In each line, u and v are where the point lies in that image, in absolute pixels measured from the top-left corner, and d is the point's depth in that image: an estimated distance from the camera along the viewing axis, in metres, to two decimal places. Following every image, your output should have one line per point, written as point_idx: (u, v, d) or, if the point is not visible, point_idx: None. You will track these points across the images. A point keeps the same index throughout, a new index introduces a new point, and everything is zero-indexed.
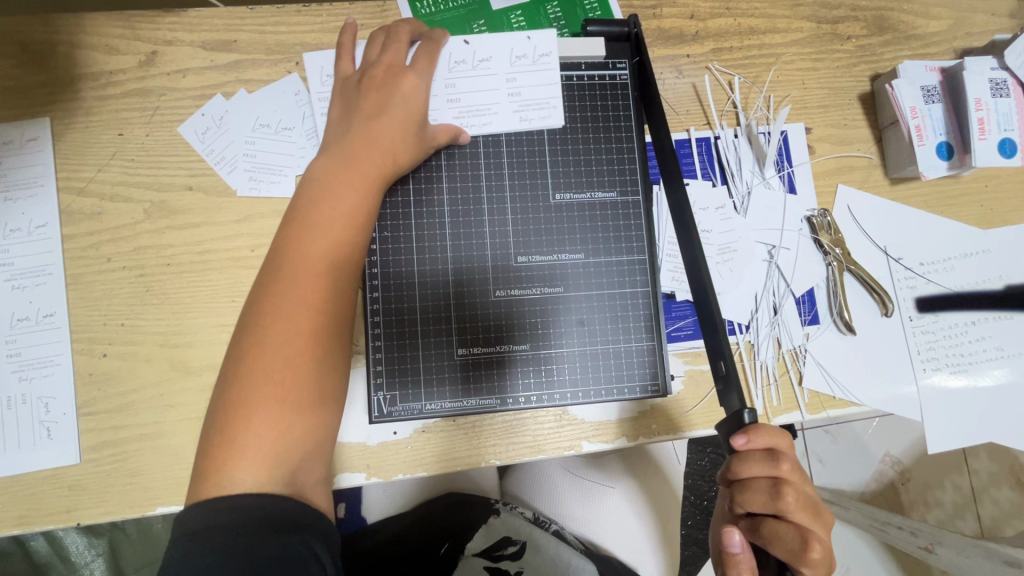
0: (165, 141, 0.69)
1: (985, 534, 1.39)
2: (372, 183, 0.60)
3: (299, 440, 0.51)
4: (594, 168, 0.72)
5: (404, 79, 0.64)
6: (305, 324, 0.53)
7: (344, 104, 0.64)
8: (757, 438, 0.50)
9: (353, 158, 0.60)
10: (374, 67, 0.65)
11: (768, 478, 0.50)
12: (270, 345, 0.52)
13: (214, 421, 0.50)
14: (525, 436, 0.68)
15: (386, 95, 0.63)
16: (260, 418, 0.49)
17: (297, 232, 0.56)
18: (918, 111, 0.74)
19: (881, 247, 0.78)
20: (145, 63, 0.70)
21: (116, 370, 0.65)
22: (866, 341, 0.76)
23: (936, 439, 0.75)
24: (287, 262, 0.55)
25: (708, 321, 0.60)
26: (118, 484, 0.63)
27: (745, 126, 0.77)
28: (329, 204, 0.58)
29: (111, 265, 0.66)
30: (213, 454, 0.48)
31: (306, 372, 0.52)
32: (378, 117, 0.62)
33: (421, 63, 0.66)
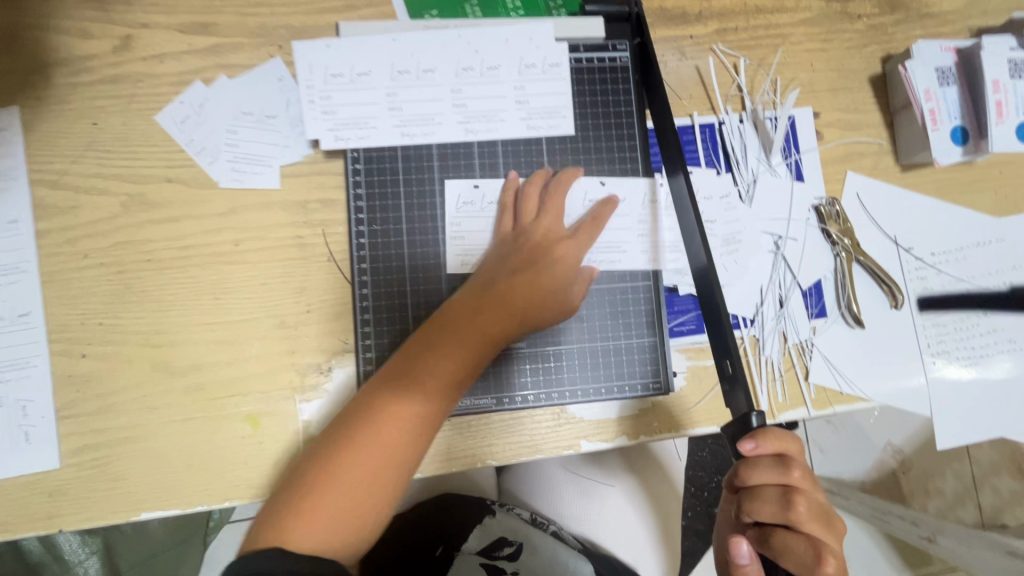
0: (142, 131, 0.66)
1: (985, 522, 1.36)
2: (490, 331, 0.59)
3: (371, 524, 0.53)
4: (592, 157, 0.69)
5: (557, 245, 0.64)
6: (398, 448, 0.54)
7: (496, 254, 0.64)
8: (766, 442, 0.48)
9: (490, 291, 0.60)
10: (532, 231, 0.64)
11: (778, 485, 0.48)
12: (375, 435, 0.54)
13: (315, 469, 0.54)
14: (522, 436, 0.65)
15: (533, 266, 0.62)
16: (350, 484, 0.53)
17: (441, 342, 0.58)
18: (932, 94, 0.70)
19: (891, 237, 0.75)
20: (119, 48, 0.66)
21: (97, 371, 0.62)
22: (875, 334, 0.73)
23: (943, 434, 0.73)
24: (415, 375, 0.56)
25: (714, 320, 0.58)
26: (101, 489, 0.61)
27: (751, 111, 0.74)
28: (417, 384, 0.56)
29: (89, 262, 0.64)
30: (305, 500, 0.52)
31: (394, 466, 0.54)
32: (528, 310, 0.61)
33: (584, 231, 0.65)
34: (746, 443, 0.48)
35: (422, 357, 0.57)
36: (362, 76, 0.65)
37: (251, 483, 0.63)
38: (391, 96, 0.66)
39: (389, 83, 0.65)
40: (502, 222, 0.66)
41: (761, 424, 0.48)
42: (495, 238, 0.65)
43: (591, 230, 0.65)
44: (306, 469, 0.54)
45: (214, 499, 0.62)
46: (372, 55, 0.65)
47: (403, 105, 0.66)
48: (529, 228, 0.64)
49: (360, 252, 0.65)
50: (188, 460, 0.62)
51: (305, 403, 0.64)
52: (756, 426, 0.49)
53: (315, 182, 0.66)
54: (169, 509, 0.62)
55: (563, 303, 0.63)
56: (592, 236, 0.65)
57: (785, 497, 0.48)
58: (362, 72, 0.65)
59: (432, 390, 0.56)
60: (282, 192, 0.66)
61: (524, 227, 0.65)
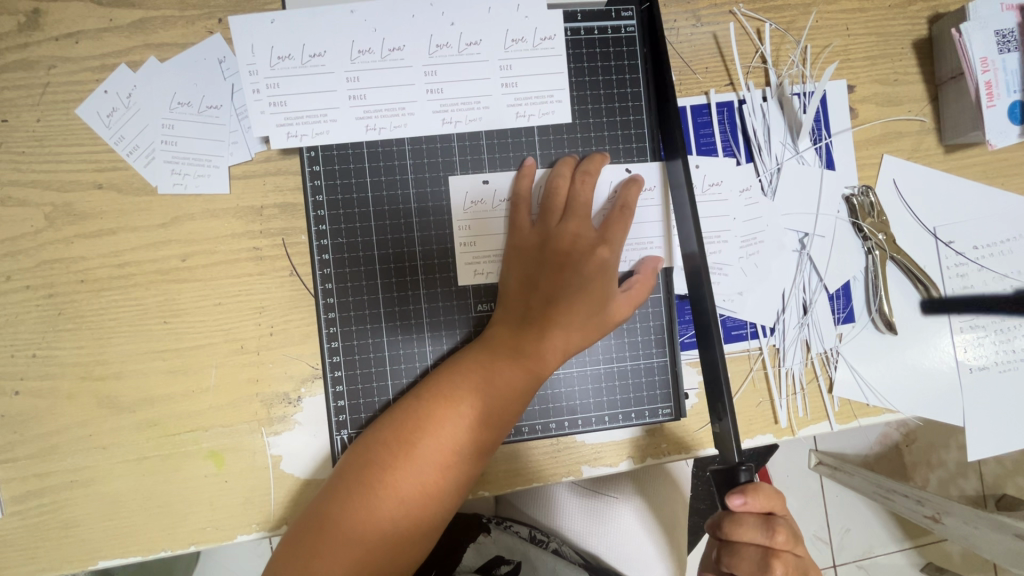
0: (62, 127, 0.56)
1: (988, 494, 1.19)
2: (525, 338, 0.53)
3: (399, 564, 0.48)
4: (592, 150, 0.59)
5: (601, 249, 0.54)
6: (433, 475, 0.49)
7: (525, 259, 0.55)
8: (756, 500, 0.47)
9: (533, 303, 0.54)
10: (563, 231, 0.55)
11: (759, 544, 0.48)
12: (418, 459, 0.49)
13: (331, 490, 0.49)
14: (516, 470, 0.58)
15: (577, 269, 0.54)
16: (380, 514, 0.47)
17: (489, 357, 0.52)
18: (989, 64, 0.60)
19: (930, 230, 0.66)
20: (26, 26, 0.55)
21: (33, 409, 0.55)
22: (908, 339, 0.66)
23: (978, 445, 0.66)
24: (455, 393, 0.51)
25: (712, 355, 0.52)
26: (51, 538, 0.55)
27: (776, 86, 0.64)
28: (460, 399, 0.51)
29: (14, 285, 0.55)
30: (319, 527, 0.47)
31: (439, 493, 0.49)
32: (574, 310, 0.53)
33: (616, 229, 0.55)
34: (736, 499, 0.47)
35: (464, 372, 0.52)
36: (316, 57, 0.55)
37: (216, 526, 0.56)
38: (352, 83, 0.56)
39: (348, 67, 0.55)
40: (519, 220, 0.56)
41: (751, 482, 0.48)
42: (518, 238, 0.56)
43: (623, 225, 0.56)
44: (334, 486, 0.49)
45: (176, 545, 0.56)
46: (327, 32, 0.55)
47: (366, 93, 0.56)
48: (560, 227, 0.55)
49: (324, 270, 0.57)
50: (144, 504, 0.56)
51: (273, 437, 0.57)
52: (745, 483, 0.48)
53: (270, 185, 0.57)
54: (127, 557, 0.56)
55: (613, 314, 0.55)
56: (625, 232, 0.56)
57: (764, 557, 0.48)
58: (315, 53, 0.55)
59: (475, 404, 0.51)
60: (232, 197, 0.57)
61: (552, 225, 0.55)
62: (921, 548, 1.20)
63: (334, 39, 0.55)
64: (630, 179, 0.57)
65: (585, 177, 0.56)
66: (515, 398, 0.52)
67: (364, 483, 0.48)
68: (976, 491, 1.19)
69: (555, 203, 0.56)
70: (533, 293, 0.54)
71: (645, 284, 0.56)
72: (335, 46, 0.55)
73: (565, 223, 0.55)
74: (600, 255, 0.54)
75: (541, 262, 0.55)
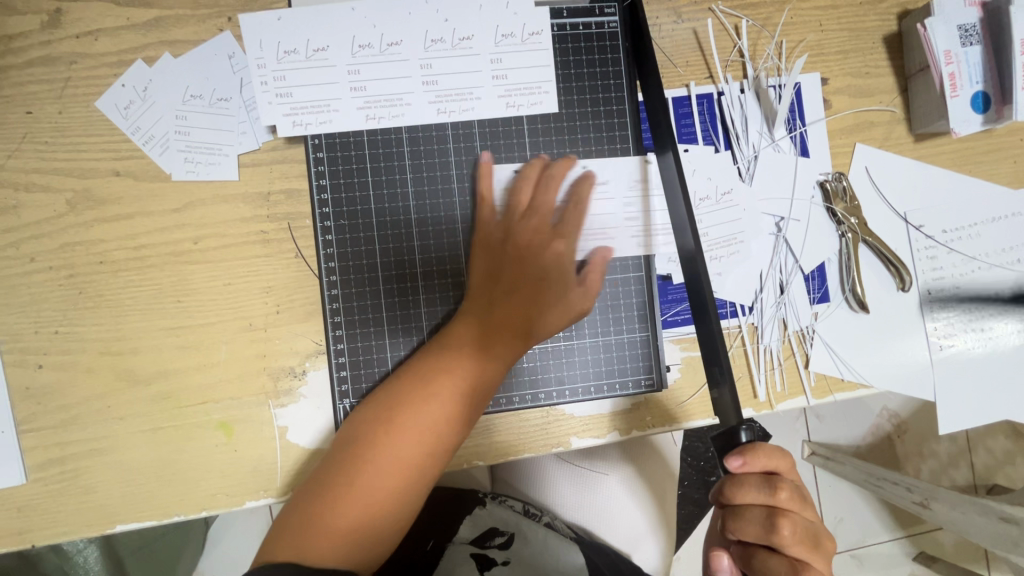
0: (82, 119, 0.60)
1: (976, 485, 1.22)
2: (510, 317, 0.57)
3: (397, 524, 0.52)
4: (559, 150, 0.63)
5: (556, 242, 0.60)
6: (427, 443, 0.53)
7: (490, 253, 0.59)
8: (754, 459, 0.49)
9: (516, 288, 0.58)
10: (523, 227, 0.60)
11: (763, 504, 0.50)
12: (413, 428, 0.53)
13: (331, 459, 0.53)
14: (508, 439, 0.62)
15: (536, 262, 0.59)
16: (378, 479, 0.51)
17: (477, 335, 0.57)
18: (952, 57, 0.64)
19: (901, 214, 0.70)
20: (49, 24, 0.59)
21: (55, 382, 0.59)
22: (880, 319, 0.69)
23: (950, 421, 0.69)
24: (447, 367, 0.55)
25: (707, 330, 0.54)
26: (71, 503, 0.59)
27: (752, 79, 0.67)
28: (435, 391, 0.54)
29: (37, 266, 0.59)
30: (320, 492, 0.51)
31: (432, 460, 0.53)
32: (542, 299, 0.59)
33: (571, 222, 0.61)
34: (733, 459, 0.49)
35: (437, 364, 0.55)
36: (319, 52, 0.59)
37: (227, 492, 0.60)
38: (353, 75, 0.60)
39: (350, 60, 0.59)
40: (500, 212, 0.60)
41: (751, 442, 0.49)
42: (482, 233, 0.60)
43: (577, 217, 0.61)
44: (334, 455, 0.53)
45: (189, 510, 0.60)
46: (329, 28, 0.59)
47: (367, 85, 0.60)
48: (521, 223, 0.60)
49: (328, 250, 0.61)
50: (159, 471, 0.60)
51: (280, 409, 0.61)
52: (744, 443, 0.50)
53: (277, 172, 0.61)
54: (143, 521, 0.59)
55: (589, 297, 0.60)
56: (580, 224, 0.61)
57: (768, 517, 0.49)
58: (318, 47, 0.59)
59: (447, 397, 0.54)
60: (241, 183, 0.60)
61: (514, 220, 0.60)
62: (911, 535, 1.23)
63: (336, 36, 0.59)
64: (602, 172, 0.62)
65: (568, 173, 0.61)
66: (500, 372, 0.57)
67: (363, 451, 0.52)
68: (966, 481, 1.22)
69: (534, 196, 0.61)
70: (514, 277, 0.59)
71: (597, 271, 0.60)
72: (337, 42, 0.59)
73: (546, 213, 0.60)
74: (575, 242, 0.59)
75: (503, 257, 0.59)
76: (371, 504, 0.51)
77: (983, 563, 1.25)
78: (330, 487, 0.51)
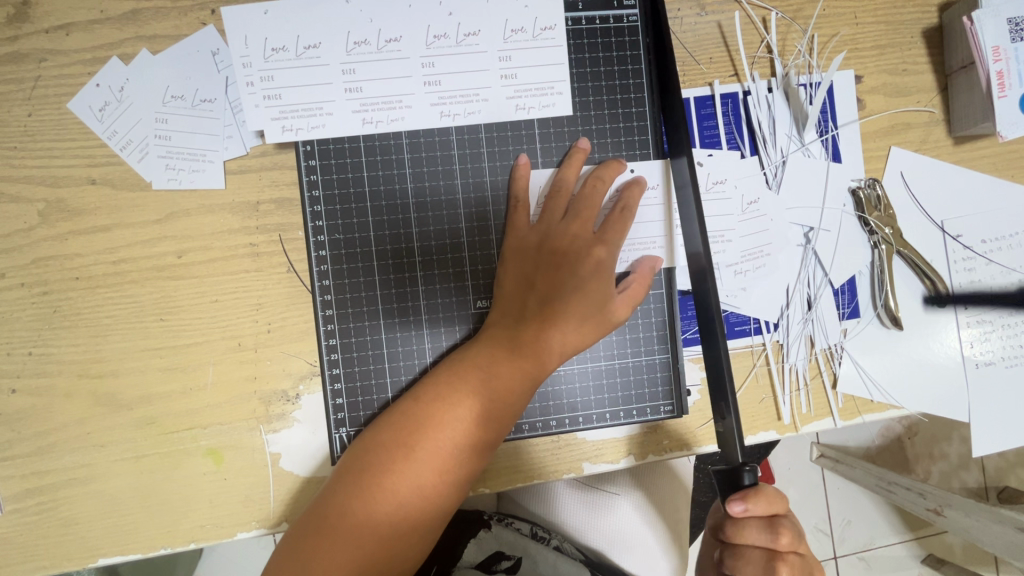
0: (53, 122, 0.55)
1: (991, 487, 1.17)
2: (526, 337, 0.52)
3: (398, 564, 0.48)
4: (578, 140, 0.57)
5: (598, 249, 0.54)
6: (433, 478, 0.49)
7: (521, 259, 0.55)
8: (756, 505, 0.47)
9: (531, 304, 0.53)
10: (562, 230, 0.55)
11: (765, 547, 0.49)
12: (418, 460, 0.48)
13: (330, 490, 0.49)
14: (516, 468, 0.58)
15: (572, 269, 0.54)
16: (378, 517, 0.47)
17: (490, 357, 0.52)
18: (1001, 53, 0.58)
19: (938, 223, 0.65)
20: (15, 18, 0.54)
21: (30, 408, 0.55)
22: (913, 336, 0.65)
23: (982, 441, 0.65)
24: (456, 392, 0.51)
25: (712, 353, 0.51)
26: (49, 536, 0.55)
27: (782, 77, 0.62)
28: (443, 423, 0.50)
29: (8, 282, 0.55)
30: (316, 529, 0.47)
31: (439, 495, 0.49)
32: (572, 314, 0.53)
33: (615, 229, 0.55)
34: (735, 505, 0.47)
35: (445, 394, 0.51)
36: (310, 49, 0.54)
37: (216, 523, 0.56)
38: (348, 75, 0.55)
39: (344, 59, 0.54)
40: (517, 220, 0.56)
41: (753, 486, 0.47)
42: (515, 238, 0.55)
43: (622, 226, 0.55)
44: (333, 486, 0.49)
45: (176, 542, 0.56)
46: (321, 23, 0.54)
47: (362, 85, 0.55)
48: (560, 225, 0.55)
49: (321, 266, 0.56)
50: (143, 501, 0.56)
51: (272, 435, 0.56)
52: (748, 487, 0.48)
53: (266, 179, 0.56)
54: (127, 555, 0.56)
55: (612, 314, 0.54)
56: (624, 233, 0.55)
57: (767, 560, 0.49)
58: (310, 44, 0.54)
59: (456, 425, 0.50)
60: (228, 191, 0.56)
61: (553, 222, 0.55)
62: (923, 541, 1.19)
63: (330, 31, 0.54)
64: (631, 179, 0.57)
65: (597, 179, 0.56)
66: (515, 399, 0.51)
67: (363, 485, 0.48)
68: (978, 484, 1.17)
69: (557, 204, 0.56)
70: (529, 293, 0.54)
71: (642, 285, 0.55)
72: (331, 39, 0.54)
73: (568, 223, 0.55)
74: (597, 254, 0.54)
75: (537, 264, 0.54)
76: (372, 547, 0.47)
77: (992, 566, 1.20)
78: (329, 531, 0.47)
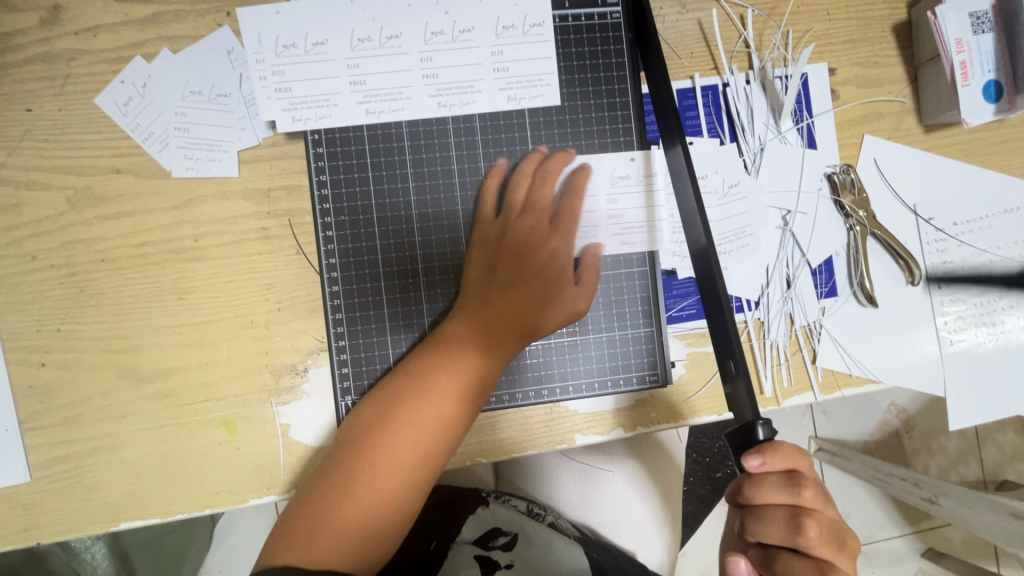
0: (81, 116, 0.59)
1: (987, 479, 1.19)
2: (500, 314, 0.57)
3: (395, 527, 0.51)
4: (573, 134, 0.62)
5: (550, 236, 0.60)
6: (420, 444, 0.52)
7: (493, 245, 0.59)
8: (775, 459, 0.45)
9: (503, 286, 0.58)
10: (522, 220, 0.59)
11: (786, 504, 0.47)
12: (404, 428, 0.52)
13: (326, 462, 0.53)
14: (512, 436, 0.61)
15: (531, 255, 0.59)
16: (372, 481, 0.50)
17: (464, 335, 0.56)
18: (964, 45, 0.62)
19: (911, 207, 0.68)
20: (47, 20, 0.59)
21: (58, 381, 0.59)
22: (889, 313, 0.68)
23: (960, 416, 0.68)
24: (433, 367, 0.55)
25: (718, 320, 0.52)
26: (74, 501, 0.59)
27: (758, 70, 0.66)
28: (417, 397, 0.53)
29: (38, 264, 0.59)
30: (316, 496, 0.50)
31: (428, 459, 0.52)
32: (536, 295, 0.57)
33: (566, 218, 0.60)
34: (755, 460, 0.45)
35: (425, 368, 0.55)
36: (318, 46, 0.59)
37: (230, 490, 0.60)
38: (352, 69, 0.59)
39: (349, 54, 0.59)
40: (480, 213, 0.60)
41: (770, 439, 0.46)
42: (481, 228, 0.60)
43: (573, 214, 0.60)
44: (331, 458, 0.53)
45: (193, 507, 0.60)
46: (328, 22, 0.59)
47: (366, 79, 0.59)
48: (521, 216, 0.60)
49: (328, 247, 0.60)
50: (162, 468, 0.59)
51: (282, 406, 0.60)
52: (763, 442, 0.46)
53: (277, 168, 0.60)
54: (147, 519, 0.59)
55: (575, 292, 0.59)
56: (574, 221, 0.61)
57: (792, 517, 0.46)
58: (317, 41, 0.59)
59: (439, 394, 0.53)
60: (242, 179, 0.60)
61: (515, 214, 0.60)
62: (921, 533, 1.21)
63: (336, 29, 0.59)
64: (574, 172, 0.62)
65: (547, 174, 0.60)
66: (489, 369, 0.56)
67: (356, 454, 0.52)
68: (977, 478, 1.19)
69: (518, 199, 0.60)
70: (500, 276, 0.58)
71: (595, 265, 0.61)
72: (337, 36, 0.59)
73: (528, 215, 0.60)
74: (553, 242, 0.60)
75: (500, 252, 0.59)
76: (368, 512, 0.50)
77: (991, 558, 1.22)
78: (326, 499, 0.50)
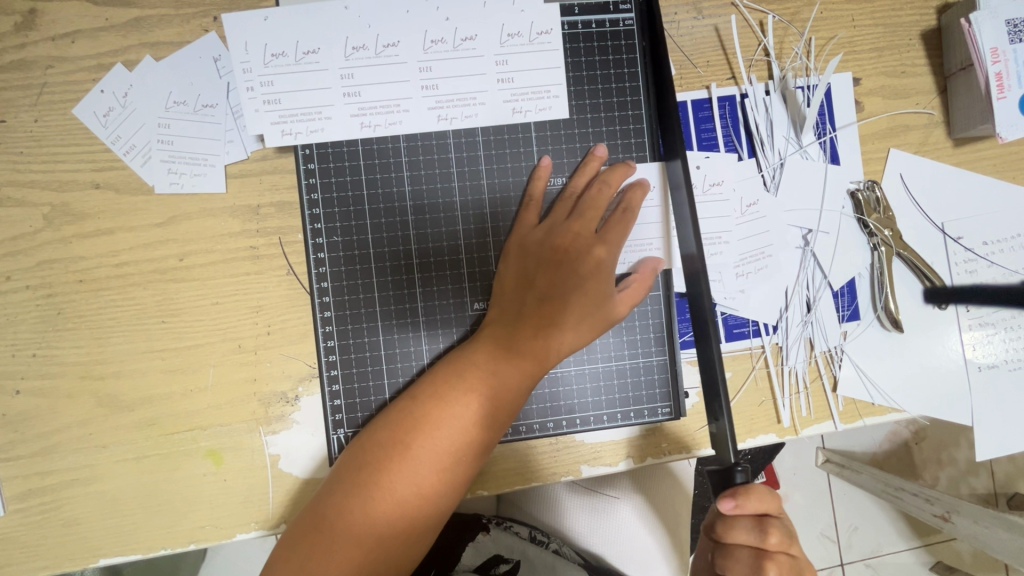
0: (59, 128, 0.56)
1: (999, 491, 1.12)
2: (525, 334, 0.52)
3: (399, 560, 0.48)
4: (591, 145, 0.58)
5: (598, 249, 0.54)
6: (432, 476, 0.49)
7: (524, 256, 0.55)
8: (749, 503, 0.46)
9: (530, 303, 0.53)
10: (563, 229, 0.55)
11: (752, 545, 0.47)
12: (416, 458, 0.49)
13: (330, 487, 0.49)
14: (516, 470, 0.58)
15: (573, 267, 0.54)
16: (376, 513, 0.47)
17: (488, 356, 0.52)
18: (999, 54, 0.58)
19: (938, 225, 0.64)
20: (23, 26, 0.55)
21: (34, 408, 0.56)
22: (914, 338, 0.64)
23: (987, 446, 0.64)
24: (453, 391, 0.51)
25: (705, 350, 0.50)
26: (49, 537, 0.55)
27: (779, 80, 0.62)
28: (440, 423, 0.50)
29: (13, 285, 0.56)
30: (317, 524, 0.47)
31: (439, 491, 0.49)
32: (570, 311, 0.53)
33: (616, 228, 0.55)
34: (727, 503, 0.46)
35: (442, 392, 0.51)
36: (309, 55, 0.55)
37: (215, 524, 0.56)
38: (346, 80, 0.55)
39: (343, 64, 0.55)
40: (525, 219, 0.56)
41: (744, 484, 0.47)
42: (519, 235, 0.56)
43: (624, 226, 0.55)
44: (334, 483, 0.49)
45: (176, 543, 0.56)
46: (320, 29, 0.55)
47: (361, 90, 0.56)
48: (562, 224, 0.55)
49: (320, 269, 0.57)
50: (144, 501, 0.56)
51: (272, 436, 0.57)
52: (738, 483, 0.47)
53: (267, 183, 0.57)
54: (127, 555, 0.56)
55: (613, 312, 0.54)
56: (624, 233, 0.55)
57: (755, 558, 0.47)
58: (309, 50, 0.55)
59: (454, 423, 0.50)
60: (229, 195, 0.56)
61: (557, 222, 0.56)
62: (930, 547, 1.15)
63: (329, 38, 0.55)
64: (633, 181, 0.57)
65: (601, 182, 0.56)
66: (512, 397, 0.51)
67: (362, 484, 0.48)
68: (987, 490, 1.12)
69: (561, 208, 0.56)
70: (529, 291, 0.54)
71: (642, 285, 0.55)
72: (330, 45, 0.55)
73: (570, 224, 0.55)
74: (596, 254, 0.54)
75: (536, 265, 0.54)
76: (371, 544, 0.47)
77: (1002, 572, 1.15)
78: (327, 529, 0.47)
